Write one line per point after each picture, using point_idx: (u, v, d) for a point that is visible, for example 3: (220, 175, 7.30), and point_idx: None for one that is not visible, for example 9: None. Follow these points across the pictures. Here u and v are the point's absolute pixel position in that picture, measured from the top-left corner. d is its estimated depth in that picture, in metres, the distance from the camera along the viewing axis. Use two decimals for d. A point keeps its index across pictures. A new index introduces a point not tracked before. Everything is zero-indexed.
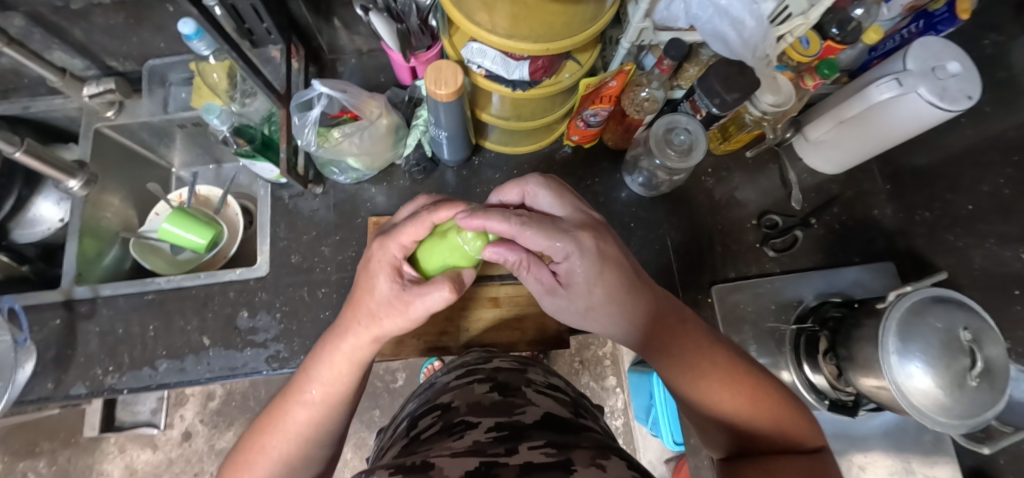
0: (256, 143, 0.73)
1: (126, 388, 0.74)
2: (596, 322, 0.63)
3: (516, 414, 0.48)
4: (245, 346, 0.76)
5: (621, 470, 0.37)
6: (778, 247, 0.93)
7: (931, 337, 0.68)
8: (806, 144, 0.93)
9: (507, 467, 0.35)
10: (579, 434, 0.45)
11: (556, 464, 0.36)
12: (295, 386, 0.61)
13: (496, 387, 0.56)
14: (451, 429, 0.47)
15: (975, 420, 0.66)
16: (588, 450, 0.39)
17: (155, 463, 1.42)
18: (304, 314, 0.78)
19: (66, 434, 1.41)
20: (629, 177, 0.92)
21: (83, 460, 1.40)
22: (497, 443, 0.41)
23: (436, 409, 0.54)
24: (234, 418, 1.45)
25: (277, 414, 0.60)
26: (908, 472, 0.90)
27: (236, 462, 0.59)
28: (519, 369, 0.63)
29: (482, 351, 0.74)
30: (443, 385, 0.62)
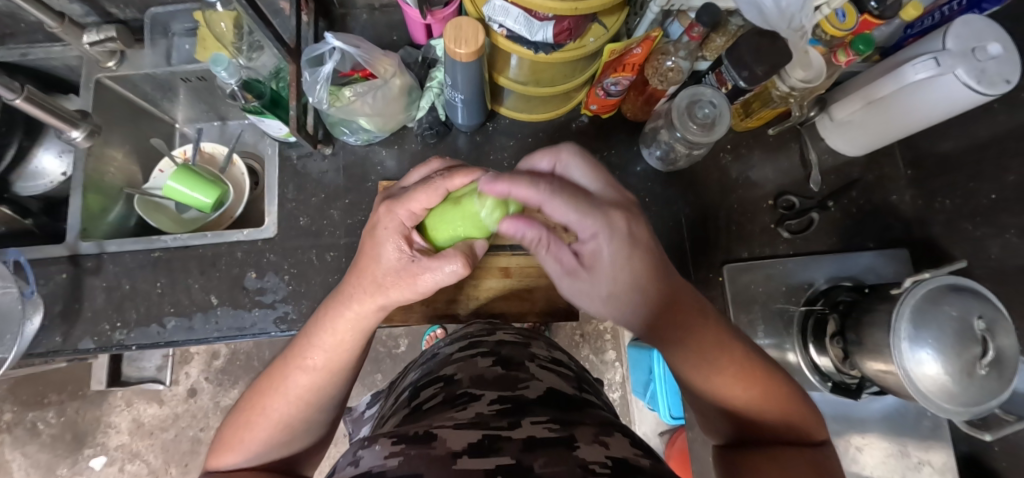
0: (264, 100, 0.70)
1: (134, 345, 0.74)
2: (612, 308, 0.61)
3: (519, 388, 0.47)
4: (253, 305, 0.75)
5: (624, 448, 0.36)
6: (793, 229, 0.91)
7: (945, 325, 0.66)
8: (829, 124, 0.90)
9: (510, 441, 0.35)
10: (583, 410, 0.44)
11: (559, 440, 0.35)
12: (296, 350, 0.61)
13: (500, 360, 0.55)
14: (454, 400, 0.46)
15: (980, 409, 0.66)
16: (591, 427, 0.39)
17: (162, 418, 1.45)
18: (312, 277, 0.77)
19: (74, 387, 1.44)
20: (646, 150, 0.89)
21: (91, 412, 1.43)
22: (500, 415, 0.40)
23: (439, 380, 0.53)
24: (238, 377, 1.47)
25: (278, 375, 0.60)
26: (902, 455, 0.91)
27: (236, 420, 0.60)
28: (523, 343, 0.62)
29: (486, 323, 0.74)
30: (446, 356, 0.61)
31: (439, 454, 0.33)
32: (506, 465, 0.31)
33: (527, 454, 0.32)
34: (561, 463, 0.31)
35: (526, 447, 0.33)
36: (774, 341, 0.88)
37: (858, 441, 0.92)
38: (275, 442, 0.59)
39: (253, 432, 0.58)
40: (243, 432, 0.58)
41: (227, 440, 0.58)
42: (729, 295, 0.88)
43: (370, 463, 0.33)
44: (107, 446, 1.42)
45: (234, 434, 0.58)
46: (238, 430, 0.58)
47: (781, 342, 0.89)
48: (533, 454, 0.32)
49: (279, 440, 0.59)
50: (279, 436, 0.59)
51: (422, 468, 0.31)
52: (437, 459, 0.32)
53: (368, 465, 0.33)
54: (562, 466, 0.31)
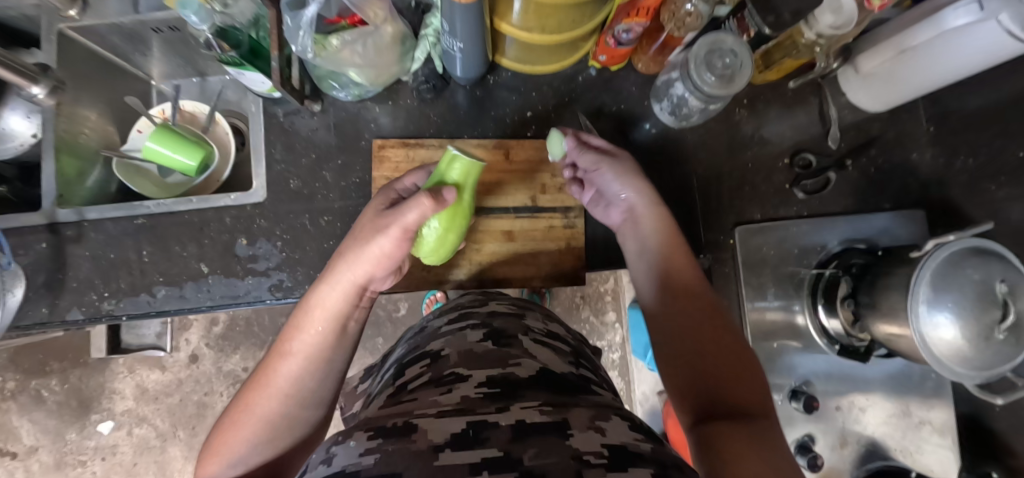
0: (242, 49, 0.64)
1: (125, 315, 0.72)
2: (637, 238, 0.70)
3: (509, 366, 0.44)
4: (246, 273, 0.72)
5: (621, 433, 0.34)
6: (808, 189, 0.87)
7: (966, 288, 0.64)
8: (852, 77, 0.84)
9: (497, 429, 0.32)
10: (577, 393, 0.42)
11: (551, 426, 0.33)
12: (279, 343, 0.59)
13: (490, 335, 0.52)
14: (440, 380, 0.44)
15: (991, 372, 0.64)
16: (586, 410, 0.36)
17: (165, 384, 1.45)
18: (307, 243, 0.74)
19: (75, 354, 1.44)
20: (658, 105, 0.83)
21: (94, 379, 1.44)
22: (488, 401, 0.37)
23: (426, 357, 0.51)
24: (239, 343, 1.47)
25: (262, 373, 0.57)
26: (902, 415, 0.89)
27: (217, 428, 0.54)
28: (515, 315, 0.60)
29: (479, 292, 0.72)
30: (434, 330, 0.58)
31: (420, 448, 0.31)
32: (494, 459, 0.29)
33: (516, 445, 0.30)
34: (553, 455, 0.29)
35: (516, 436, 0.31)
36: (781, 303, 0.86)
37: (862, 402, 0.89)
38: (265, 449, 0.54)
39: (238, 431, 0.53)
40: (228, 442, 0.52)
41: (209, 453, 0.52)
42: (740, 258, 0.86)
43: (344, 462, 0.31)
44: (112, 412, 1.43)
45: (216, 443, 0.53)
46: (222, 440, 0.52)
47: (789, 303, 0.87)
48: (523, 445, 0.30)
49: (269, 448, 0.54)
50: (269, 439, 0.54)
51: (401, 465, 0.29)
52: (417, 454, 0.30)
53: (342, 464, 0.31)
54: (555, 458, 0.29)
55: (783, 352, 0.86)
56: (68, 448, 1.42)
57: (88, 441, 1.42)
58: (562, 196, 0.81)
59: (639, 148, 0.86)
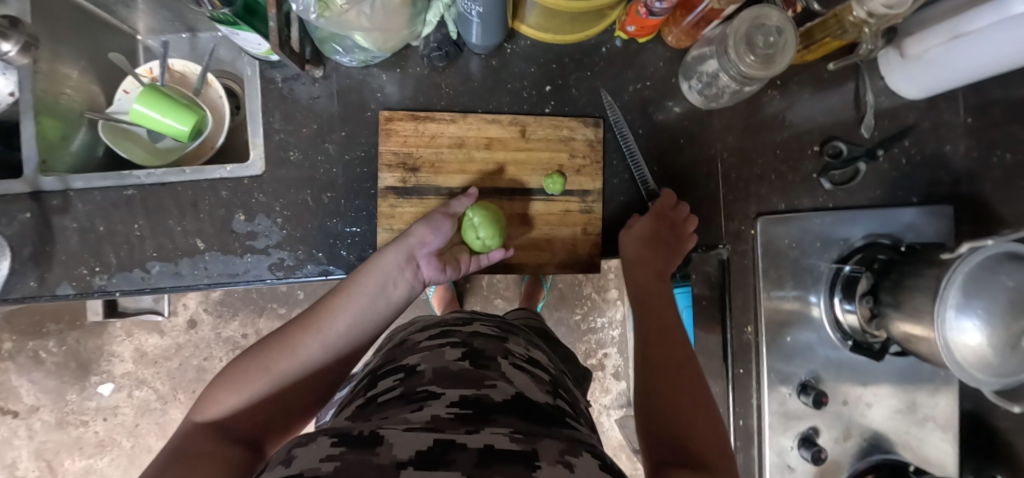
0: (236, 7, 0.57)
1: (118, 291, 0.68)
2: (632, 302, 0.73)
3: (483, 388, 0.43)
4: (244, 251, 0.69)
5: (588, 471, 0.33)
6: (835, 180, 0.83)
7: (998, 295, 0.59)
8: (897, 61, 0.78)
9: (463, 452, 0.31)
10: (549, 424, 0.41)
11: (520, 456, 0.32)
12: (304, 317, 0.62)
13: (469, 355, 0.50)
14: (411, 396, 0.42)
15: (1014, 380, 0.61)
16: (556, 443, 0.36)
17: (164, 348, 1.44)
18: (308, 221, 0.70)
19: (71, 317, 1.42)
20: (686, 83, 0.78)
21: (92, 341, 1.42)
22: (458, 422, 0.36)
23: (401, 371, 0.49)
24: (237, 309, 1.46)
25: (283, 335, 0.60)
26: (909, 410, 0.84)
27: (226, 373, 0.55)
28: (497, 338, 0.58)
29: (462, 312, 0.69)
30: (415, 346, 0.56)
31: (383, 462, 0.29)
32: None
33: (482, 470, 0.29)
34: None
35: (481, 462, 0.30)
36: (798, 293, 0.81)
37: (869, 396, 0.83)
38: (267, 405, 0.54)
39: (248, 384, 0.53)
40: (239, 387, 0.53)
41: (214, 392, 0.52)
42: (758, 247, 0.81)
43: (304, 465, 0.29)
44: (112, 375, 1.43)
45: (226, 384, 0.53)
46: (233, 385, 0.53)
47: (805, 294, 0.81)
48: (488, 471, 0.29)
49: (271, 407, 0.54)
50: (274, 396, 0.55)
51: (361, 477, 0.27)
52: (379, 468, 0.28)
53: (302, 467, 0.29)
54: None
55: (793, 342, 0.81)
56: (69, 408, 1.42)
57: (88, 402, 1.42)
58: (580, 179, 0.77)
59: (663, 130, 0.80)
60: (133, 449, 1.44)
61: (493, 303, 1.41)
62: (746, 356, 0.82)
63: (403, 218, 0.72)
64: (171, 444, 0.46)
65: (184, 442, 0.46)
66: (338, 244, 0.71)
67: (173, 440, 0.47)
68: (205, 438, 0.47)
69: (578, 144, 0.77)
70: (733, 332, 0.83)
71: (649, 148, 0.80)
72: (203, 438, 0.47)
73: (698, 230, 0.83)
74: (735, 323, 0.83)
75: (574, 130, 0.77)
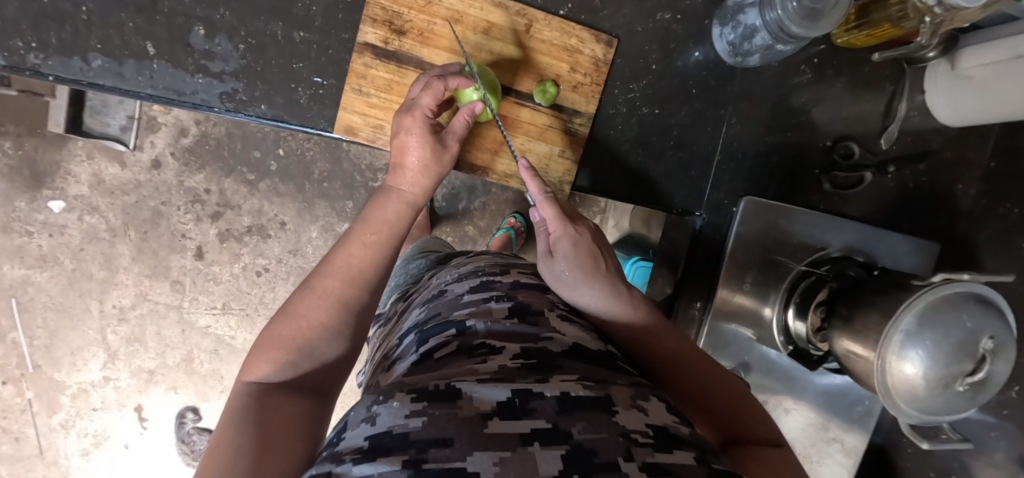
0: None
1: (52, 76, 0.60)
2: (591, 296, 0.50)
3: (541, 340, 0.40)
4: (196, 71, 0.63)
5: (662, 414, 0.34)
6: (837, 183, 0.79)
7: (951, 332, 0.56)
8: (939, 76, 0.72)
9: (544, 400, 0.31)
10: (613, 368, 0.40)
11: (597, 402, 0.32)
12: (350, 229, 0.52)
13: (516, 311, 0.44)
14: (471, 352, 0.38)
15: (930, 417, 0.59)
16: (624, 388, 0.36)
17: (124, 182, 1.15)
18: (271, 57, 0.65)
19: (31, 124, 1.10)
20: (719, 29, 0.73)
21: (50, 157, 1.11)
22: (526, 372, 0.35)
23: (448, 325, 0.42)
24: (205, 163, 1.18)
25: (332, 257, 0.49)
26: (821, 428, 0.84)
27: (282, 311, 0.44)
28: (540, 287, 0.50)
29: (496, 257, 0.61)
30: (455, 299, 0.48)
31: (468, 415, 0.29)
32: (542, 432, 0.29)
33: (564, 418, 0.30)
34: (602, 431, 0.29)
35: (562, 409, 0.31)
36: (755, 289, 0.78)
37: (788, 404, 0.83)
38: (336, 343, 0.45)
39: (294, 321, 0.43)
40: (298, 329, 0.43)
41: (268, 338, 0.42)
42: (734, 231, 0.77)
43: (390, 423, 0.29)
44: (64, 195, 1.13)
45: (282, 327, 0.43)
46: (291, 325, 0.43)
47: (764, 293, 0.79)
48: (571, 418, 0.30)
49: (336, 343, 0.45)
50: (340, 329, 0.45)
51: (452, 433, 0.28)
52: (466, 422, 0.29)
53: (387, 425, 0.29)
54: (604, 434, 0.29)
55: (733, 333, 0.79)
56: (12, 216, 1.11)
57: (35, 216, 1.12)
58: (574, 97, 0.73)
59: (678, 75, 0.75)
60: (75, 273, 1.16)
61: (464, 230, 1.34)
62: (687, 328, 0.81)
63: (374, 82, 0.68)
64: (229, 405, 0.37)
65: (248, 404, 0.37)
66: (299, 92, 0.66)
67: (232, 401, 0.37)
68: (273, 399, 0.38)
69: (582, 60, 0.72)
70: (681, 302, 0.81)
71: (654, 90, 0.75)
72: (274, 400, 0.38)
73: (678, 194, 0.78)
74: (685, 296, 0.81)
75: (583, 42, 0.72)
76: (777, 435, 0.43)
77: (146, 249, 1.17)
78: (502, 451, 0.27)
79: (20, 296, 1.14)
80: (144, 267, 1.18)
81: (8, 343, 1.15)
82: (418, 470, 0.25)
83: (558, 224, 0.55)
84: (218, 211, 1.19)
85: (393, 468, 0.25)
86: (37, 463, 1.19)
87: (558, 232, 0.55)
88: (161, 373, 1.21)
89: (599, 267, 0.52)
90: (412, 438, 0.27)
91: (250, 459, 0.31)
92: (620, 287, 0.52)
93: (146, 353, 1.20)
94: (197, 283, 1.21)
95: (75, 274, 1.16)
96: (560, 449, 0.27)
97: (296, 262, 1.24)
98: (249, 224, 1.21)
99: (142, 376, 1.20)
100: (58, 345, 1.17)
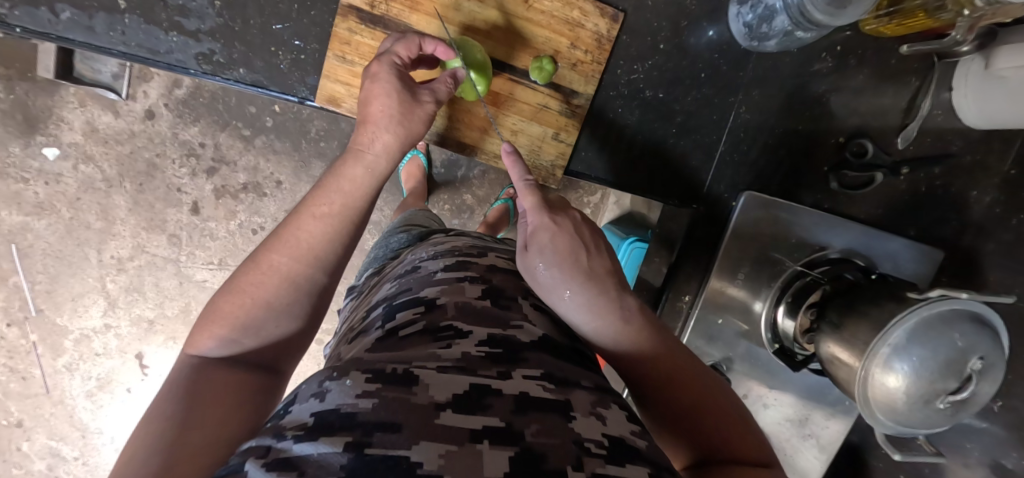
0: None
1: (19, 27, 0.56)
2: (567, 299, 0.46)
3: (510, 327, 0.38)
4: (171, 28, 0.59)
5: (621, 424, 0.31)
6: (844, 182, 0.75)
7: (941, 349, 0.54)
8: (971, 74, 0.66)
9: (501, 398, 0.29)
10: (578, 364, 0.38)
11: (556, 405, 0.29)
12: (305, 197, 0.49)
13: (488, 292, 0.42)
14: (436, 334, 0.35)
15: (908, 429, 0.58)
16: (586, 392, 0.33)
17: (118, 132, 1.12)
18: (251, 16, 0.61)
19: (22, 67, 1.05)
20: (736, 7, 0.67)
21: (42, 102, 1.07)
22: (490, 363, 0.32)
23: (417, 302, 0.40)
24: (200, 115, 1.14)
25: (282, 229, 0.47)
26: (800, 423, 0.84)
27: (227, 286, 0.44)
28: (517, 275, 0.49)
29: (474, 238, 0.59)
30: (428, 276, 0.45)
31: (421, 403, 0.27)
32: (495, 429, 0.26)
33: (519, 418, 0.27)
34: (555, 436, 0.26)
35: (517, 408, 0.28)
36: (747, 286, 0.76)
37: (769, 399, 0.83)
38: (282, 318, 0.44)
39: (235, 299, 0.43)
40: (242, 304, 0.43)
41: (210, 311, 0.43)
42: (731, 225, 0.74)
43: (339, 400, 0.26)
44: (58, 142, 1.11)
45: (226, 303, 0.42)
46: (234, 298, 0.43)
47: (755, 290, 0.76)
48: (525, 418, 0.27)
49: (283, 318, 0.44)
50: (287, 305, 0.45)
51: (402, 419, 0.25)
52: (418, 409, 0.26)
53: (336, 403, 0.26)
54: (556, 439, 0.26)
55: (721, 326, 0.77)
56: (6, 162, 1.09)
57: (30, 162, 1.10)
58: (573, 76, 0.69)
59: (688, 56, 0.70)
60: (73, 222, 1.15)
61: (462, 199, 1.31)
62: (674, 320, 0.81)
63: (359, 49, 0.64)
64: (169, 379, 0.38)
65: (182, 382, 0.38)
66: (280, 56, 0.63)
67: (173, 375, 0.39)
68: (212, 374, 0.39)
69: (584, 35, 0.67)
70: (670, 294, 0.80)
71: (660, 72, 0.70)
72: (210, 377, 0.39)
73: (676, 185, 0.75)
74: (675, 288, 0.80)
75: (587, 16, 0.66)
76: (763, 451, 0.40)
77: (142, 201, 1.16)
78: (446, 443, 0.24)
79: (19, 242, 1.14)
80: (141, 219, 1.17)
81: (10, 286, 1.15)
82: (360, 454, 0.22)
83: (536, 214, 0.51)
84: (214, 166, 1.17)
85: (334, 450, 0.22)
86: (45, 401, 1.22)
87: (534, 222, 0.51)
88: (160, 323, 1.23)
89: (580, 264, 0.48)
90: (359, 419, 0.25)
91: (170, 439, 0.32)
92: (607, 288, 0.47)
93: (146, 303, 1.21)
94: (194, 238, 1.20)
95: (73, 223, 1.15)
96: (508, 450, 0.25)
97: None
98: (245, 181, 1.19)
99: (142, 325, 1.22)
100: (59, 291, 1.18)
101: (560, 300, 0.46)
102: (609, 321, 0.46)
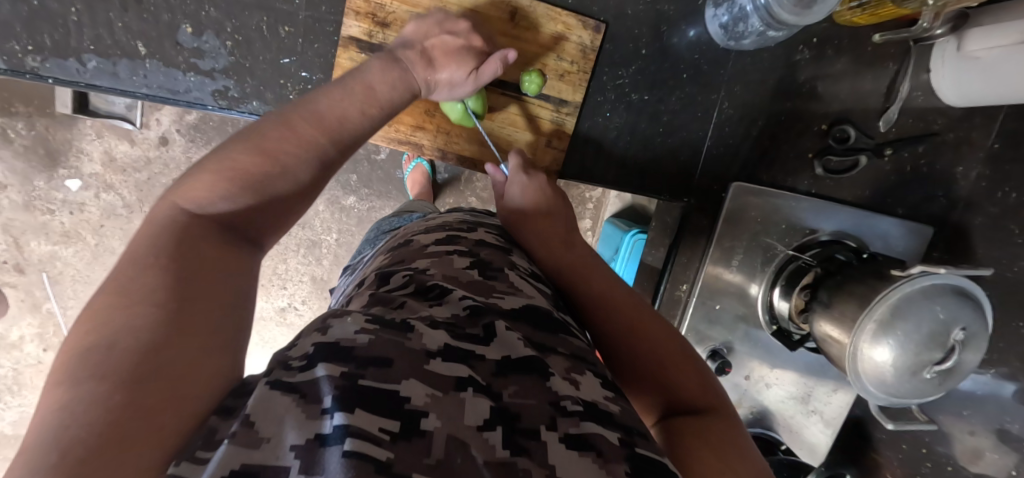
0: None
1: (52, 79, 0.62)
2: (529, 232, 0.59)
3: (493, 296, 0.39)
4: (188, 68, 0.64)
5: (594, 389, 0.33)
6: (829, 167, 0.78)
7: (925, 322, 0.58)
8: (948, 56, 0.70)
9: (483, 362, 0.31)
10: (557, 330, 0.38)
11: (537, 365, 0.31)
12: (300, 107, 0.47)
13: (477, 265, 0.44)
14: (425, 293, 0.38)
15: (897, 399, 0.62)
16: (561, 359, 0.35)
17: (135, 159, 1.17)
18: (259, 52, 0.65)
19: (42, 103, 1.10)
20: (712, 10, 0.71)
21: (62, 135, 1.12)
22: (474, 319, 0.35)
23: (407, 269, 0.43)
24: (211, 138, 1.18)
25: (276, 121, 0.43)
26: (802, 400, 0.87)
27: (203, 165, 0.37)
28: (504, 250, 0.51)
29: (466, 214, 0.61)
30: (420, 249, 0.48)
31: (413, 348, 0.29)
32: (474, 382, 0.29)
33: (497, 380, 0.30)
34: (531, 396, 0.29)
35: (497, 371, 0.31)
36: (741, 271, 0.79)
37: (770, 379, 0.86)
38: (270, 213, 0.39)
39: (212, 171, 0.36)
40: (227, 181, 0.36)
41: (186, 196, 0.34)
42: (723, 212, 0.77)
43: (339, 335, 0.28)
44: (80, 174, 1.16)
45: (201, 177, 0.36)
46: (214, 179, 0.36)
47: (751, 274, 0.80)
48: (503, 381, 0.30)
49: (271, 222, 0.39)
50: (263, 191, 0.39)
51: (393, 356, 0.28)
52: (408, 353, 0.28)
53: (336, 338, 0.28)
54: (532, 400, 0.29)
55: (718, 311, 0.81)
56: (34, 195, 1.15)
57: (55, 194, 1.16)
58: (561, 86, 0.72)
59: (670, 58, 0.74)
60: (99, 248, 1.21)
61: (466, 201, 1.36)
62: (673, 309, 0.85)
63: None
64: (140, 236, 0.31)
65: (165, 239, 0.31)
66: (288, 88, 0.68)
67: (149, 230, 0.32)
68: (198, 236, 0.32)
69: (569, 48, 0.71)
70: (668, 285, 0.85)
71: (644, 76, 0.74)
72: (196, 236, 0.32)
73: (668, 182, 0.79)
74: (673, 279, 0.85)
75: (570, 30, 0.70)
76: (717, 400, 0.42)
77: None
78: (432, 388, 0.27)
79: (50, 270, 1.20)
80: None
81: (44, 312, 1.22)
82: (353, 384, 0.25)
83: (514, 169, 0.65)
84: None
85: (331, 376, 0.25)
86: None
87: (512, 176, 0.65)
88: None
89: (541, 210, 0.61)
90: (355, 353, 0.27)
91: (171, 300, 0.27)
92: (559, 228, 0.60)
93: None
94: None
95: (98, 249, 1.21)
96: (486, 400, 0.28)
97: (305, 234, 1.27)
98: None
99: None
100: None
101: (526, 233, 0.59)
102: (555, 246, 0.57)
